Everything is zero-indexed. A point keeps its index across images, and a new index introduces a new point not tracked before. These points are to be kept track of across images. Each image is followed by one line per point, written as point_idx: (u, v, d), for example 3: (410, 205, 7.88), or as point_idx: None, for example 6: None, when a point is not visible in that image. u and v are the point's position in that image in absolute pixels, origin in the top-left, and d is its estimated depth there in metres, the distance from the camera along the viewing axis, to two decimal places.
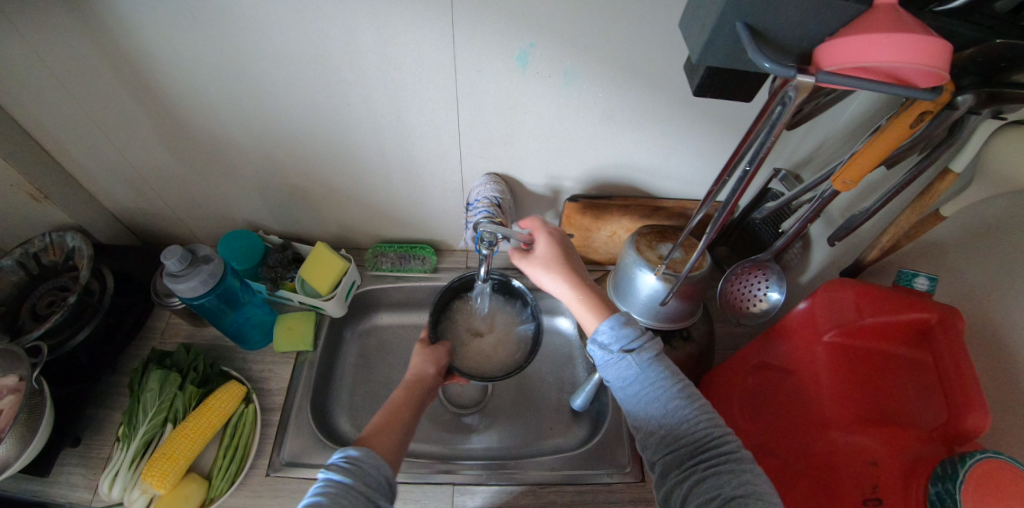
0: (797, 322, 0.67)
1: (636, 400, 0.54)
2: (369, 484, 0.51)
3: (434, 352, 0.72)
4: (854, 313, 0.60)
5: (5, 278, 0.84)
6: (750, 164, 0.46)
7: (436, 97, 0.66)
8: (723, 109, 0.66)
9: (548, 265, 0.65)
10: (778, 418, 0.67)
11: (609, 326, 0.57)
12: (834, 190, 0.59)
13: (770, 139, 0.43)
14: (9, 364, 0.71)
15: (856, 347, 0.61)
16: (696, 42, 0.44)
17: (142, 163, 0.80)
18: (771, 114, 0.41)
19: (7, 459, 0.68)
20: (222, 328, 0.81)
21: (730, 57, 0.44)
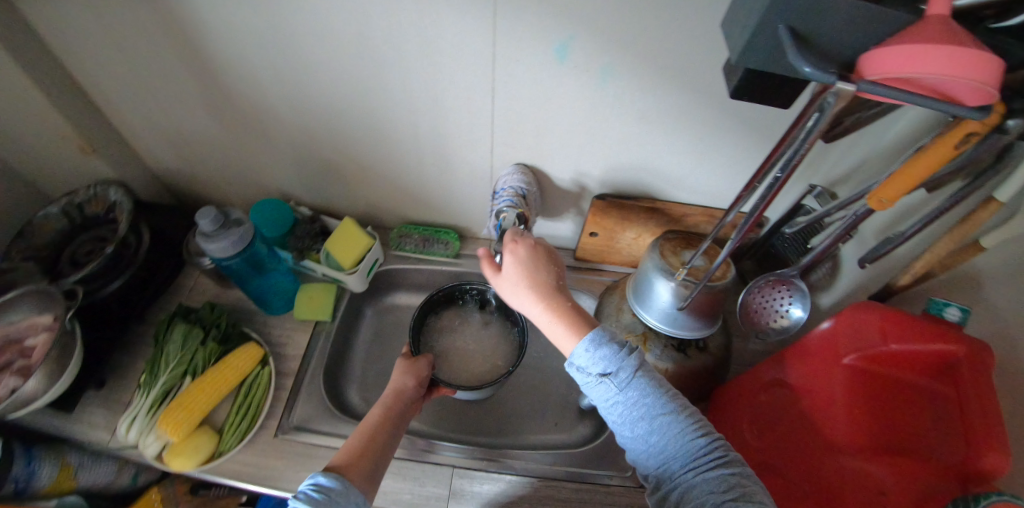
0: (817, 341, 0.65)
1: (620, 421, 0.54)
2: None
3: (415, 366, 0.72)
4: (878, 339, 0.58)
5: (50, 224, 0.88)
6: (781, 172, 0.45)
7: (472, 83, 0.67)
8: (761, 119, 0.65)
9: (523, 282, 0.60)
10: (785, 437, 0.66)
11: (587, 348, 0.55)
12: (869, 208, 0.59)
13: (804, 147, 0.42)
14: (48, 304, 0.75)
15: (876, 374, 0.59)
16: (737, 43, 0.44)
17: (186, 126, 0.83)
18: (806, 122, 0.41)
19: (36, 392, 0.72)
20: (249, 291, 0.84)
21: (771, 61, 0.43)
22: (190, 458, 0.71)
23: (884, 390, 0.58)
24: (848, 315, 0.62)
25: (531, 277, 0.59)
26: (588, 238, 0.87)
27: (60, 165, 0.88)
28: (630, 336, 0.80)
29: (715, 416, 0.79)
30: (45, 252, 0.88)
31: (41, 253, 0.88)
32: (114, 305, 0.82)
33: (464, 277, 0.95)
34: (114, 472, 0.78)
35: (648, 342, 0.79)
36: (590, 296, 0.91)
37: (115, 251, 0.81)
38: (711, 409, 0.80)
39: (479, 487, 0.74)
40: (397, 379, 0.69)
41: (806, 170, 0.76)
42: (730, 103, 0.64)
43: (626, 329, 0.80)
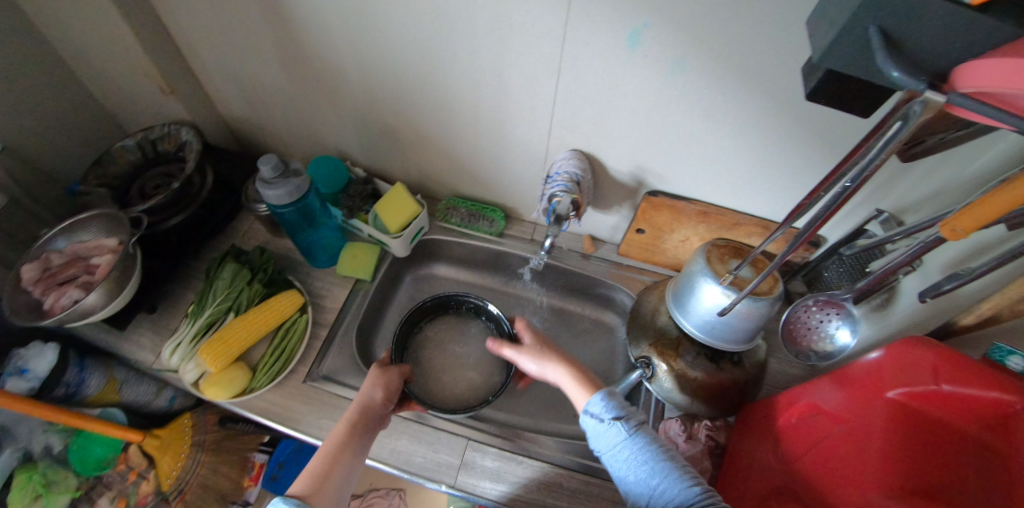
0: (861, 372, 0.61)
1: (627, 467, 0.56)
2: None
3: (383, 378, 0.72)
4: (929, 376, 0.53)
5: (125, 156, 0.93)
6: (850, 182, 0.43)
7: (539, 62, 0.67)
8: (835, 132, 0.62)
9: (539, 355, 0.70)
10: (808, 466, 0.60)
11: (602, 399, 0.61)
12: (940, 236, 0.55)
13: (879, 159, 0.40)
14: (116, 228, 0.80)
15: (923, 412, 0.54)
16: (825, 40, 0.42)
17: (258, 77, 0.86)
18: (885, 131, 0.38)
19: (94, 306, 0.76)
20: (297, 241, 0.87)
21: (858, 64, 0.42)
22: (222, 389, 0.74)
23: (926, 433, 0.52)
24: (899, 350, 0.58)
25: (544, 352, 0.70)
26: (635, 234, 0.87)
27: (142, 102, 0.94)
28: (664, 340, 0.79)
29: (742, 438, 0.75)
30: (117, 181, 0.93)
31: (113, 183, 0.93)
32: (173, 239, 0.87)
33: (505, 256, 0.96)
34: (153, 392, 0.88)
35: (681, 348, 0.78)
36: (627, 293, 0.90)
37: (181, 186, 0.85)
38: (739, 430, 0.76)
39: (490, 462, 0.75)
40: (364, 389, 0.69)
41: (877, 192, 0.72)
42: (804, 111, 0.61)
43: (660, 332, 0.80)
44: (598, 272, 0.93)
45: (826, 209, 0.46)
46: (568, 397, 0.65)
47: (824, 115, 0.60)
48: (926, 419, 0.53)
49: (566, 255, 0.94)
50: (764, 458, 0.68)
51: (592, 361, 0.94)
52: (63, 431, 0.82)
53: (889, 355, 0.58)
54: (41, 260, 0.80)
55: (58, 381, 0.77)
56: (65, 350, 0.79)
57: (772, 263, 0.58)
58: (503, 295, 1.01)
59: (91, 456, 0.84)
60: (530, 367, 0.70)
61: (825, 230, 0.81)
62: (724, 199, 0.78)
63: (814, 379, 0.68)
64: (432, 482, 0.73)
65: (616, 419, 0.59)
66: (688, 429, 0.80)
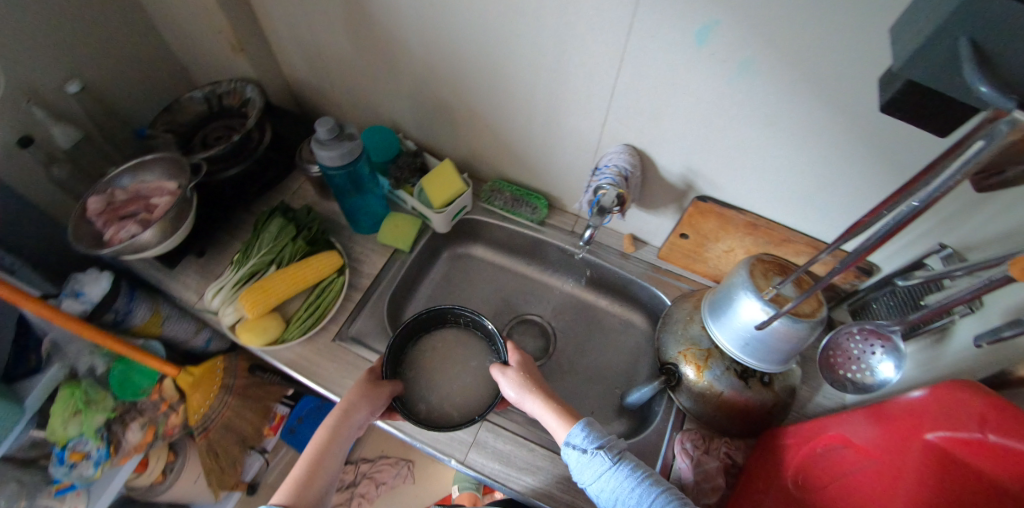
0: (902, 412, 0.55)
1: (614, 494, 0.57)
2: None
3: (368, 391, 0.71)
4: (975, 425, 0.46)
5: (192, 107, 0.96)
6: (919, 200, 0.40)
7: (601, 51, 0.67)
8: (907, 156, 0.58)
9: (521, 385, 0.70)
10: (826, 498, 0.57)
11: (582, 430, 0.62)
12: (1007, 275, 0.48)
13: (947, 184, 0.38)
14: (176, 173, 0.84)
15: (962, 462, 0.47)
16: (908, 49, 0.40)
17: (324, 42, 0.88)
18: (964, 151, 0.36)
19: (149, 243, 0.79)
20: (343, 205, 0.90)
21: (941, 79, 0.39)
22: (256, 336, 0.78)
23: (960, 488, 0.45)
24: (948, 394, 0.51)
25: (527, 380, 0.70)
26: (678, 239, 0.85)
27: (213, 56, 0.98)
28: (694, 349, 0.76)
29: (763, 458, 0.70)
30: (183, 129, 0.96)
31: (178, 129, 0.95)
32: (228, 189, 0.90)
33: (543, 245, 0.96)
34: (191, 331, 0.93)
35: (711, 360, 0.75)
36: (662, 297, 0.89)
37: (241, 139, 0.88)
38: (761, 448, 0.73)
39: (501, 444, 0.74)
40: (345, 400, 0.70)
41: (941, 225, 0.67)
42: (875, 128, 0.58)
43: (691, 341, 0.77)
44: (634, 272, 0.91)
45: (883, 233, 0.44)
46: (547, 429, 0.67)
47: (897, 134, 0.57)
48: (965, 474, 0.46)
49: (603, 250, 0.94)
50: (782, 486, 0.63)
51: (616, 362, 0.93)
52: (107, 355, 0.87)
53: (936, 398, 0.52)
54: (106, 195, 0.83)
55: (108, 308, 0.81)
56: (119, 279, 0.83)
57: (816, 285, 0.56)
58: (535, 282, 1.02)
59: (130, 383, 0.89)
60: (510, 393, 0.71)
61: (880, 259, 0.77)
62: (776, 212, 0.75)
63: (854, 412, 0.61)
64: (443, 456, 0.74)
65: (597, 448, 0.60)
66: (706, 443, 0.76)
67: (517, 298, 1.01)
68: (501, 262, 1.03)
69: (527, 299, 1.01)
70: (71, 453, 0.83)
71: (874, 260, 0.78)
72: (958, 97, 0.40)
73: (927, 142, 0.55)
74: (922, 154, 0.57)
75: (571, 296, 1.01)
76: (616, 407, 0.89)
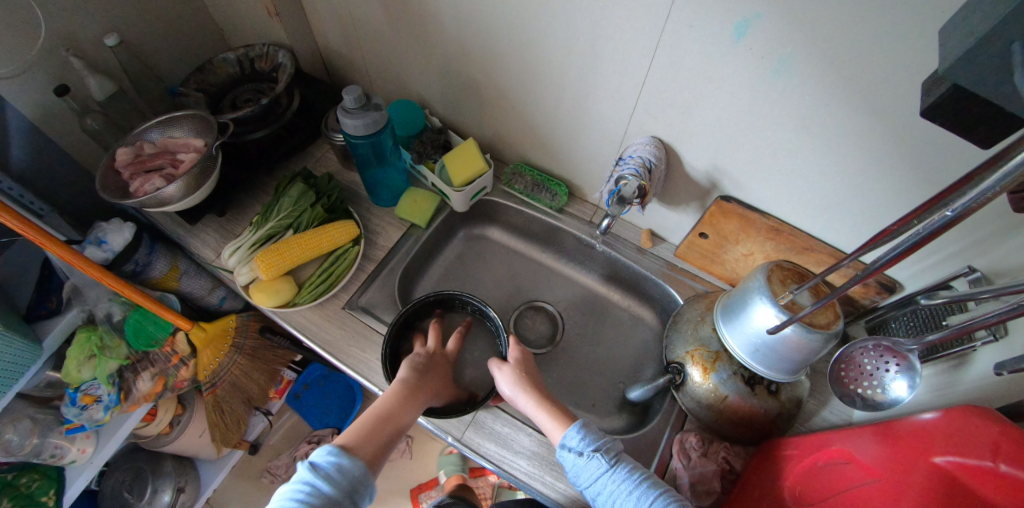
0: (911, 431, 0.51)
1: (610, 499, 0.58)
2: (349, 485, 0.56)
3: (429, 362, 0.72)
4: (984, 453, 0.43)
5: (224, 68, 0.96)
6: (953, 210, 0.38)
7: (636, 39, 0.65)
8: (944, 168, 0.56)
9: (517, 381, 0.69)
10: None
11: (578, 432, 0.62)
12: None
13: (986, 196, 0.36)
14: (203, 130, 0.85)
15: (967, 489, 0.43)
16: (954, 54, 0.38)
17: (358, 12, 0.88)
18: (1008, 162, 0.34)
19: (171, 197, 0.80)
20: (364, 176, 0.90)
21: (988, 88, 0.37)
22: (269, 297, 0.79)
23: None
24: (961, 417, 0.48)
25: (524, 379, 0.70)
26: (697, 238, 0.84)
27: (248, 20, 0.99)
28: (702, 351, 0.75)
29: (759, 464, 0.68)
30: (214, 89, 0.95)
31: (210, 89, 0.95)
32: (252, 151, 0.91)
33: (560, 233, 0.96)
34: (206, 288, 0.95)
35: (718, 363, 0.73)
36: (675, 296, 0.88)
37: (270, 103, 0.88)
38: (759, 454, 0.70)
39: (499, 426, 0.75)
40: (409, 361, 0.70)
41: (973, 248, 0.64)
42: (913, 138, 0.55)
43: (699, 342, 0.76)
44: (649, 269, 0.91)
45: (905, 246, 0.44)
46: (542, 429, 0.66)
47: (936, 146, 0.54)
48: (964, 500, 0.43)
49: (620, 243, 0.93)
50: (772, 495, 0.61)
51: (622, 356, 0.93)
52: (125, 303, 0.89)
53: (948, 420, 0.48)
54: (134, 147, 0.84)
55: (129, 259, 0.82)
56: (140, 231, 0.84)
57: (834, 293, 0.55)
58: (548, 270, 1.02)
59: (143, 331, 0.90)
60: (505, 389, 0.70)
61: (905, 277, 0.74)
62: (801, 219, 0.73)
63: (861, 427, 0.59)
64: (440, 432, 0.74)
65: (594, 452, 0.61)
66: (705, 446, 0.74)
67: (528, 283, 1.01)
68: (515, 247, 1.03)
69: (538, 285, 1.01)
70: (83, 395, 0.85)
71: (897, 277, 0.76)
72: (1001, 108, 0.38)
73: (969, 155, 0.53)
74: (962, 169, 0.55)
75: (583, 287, 1.00)
76: (619, 401, 0.88)
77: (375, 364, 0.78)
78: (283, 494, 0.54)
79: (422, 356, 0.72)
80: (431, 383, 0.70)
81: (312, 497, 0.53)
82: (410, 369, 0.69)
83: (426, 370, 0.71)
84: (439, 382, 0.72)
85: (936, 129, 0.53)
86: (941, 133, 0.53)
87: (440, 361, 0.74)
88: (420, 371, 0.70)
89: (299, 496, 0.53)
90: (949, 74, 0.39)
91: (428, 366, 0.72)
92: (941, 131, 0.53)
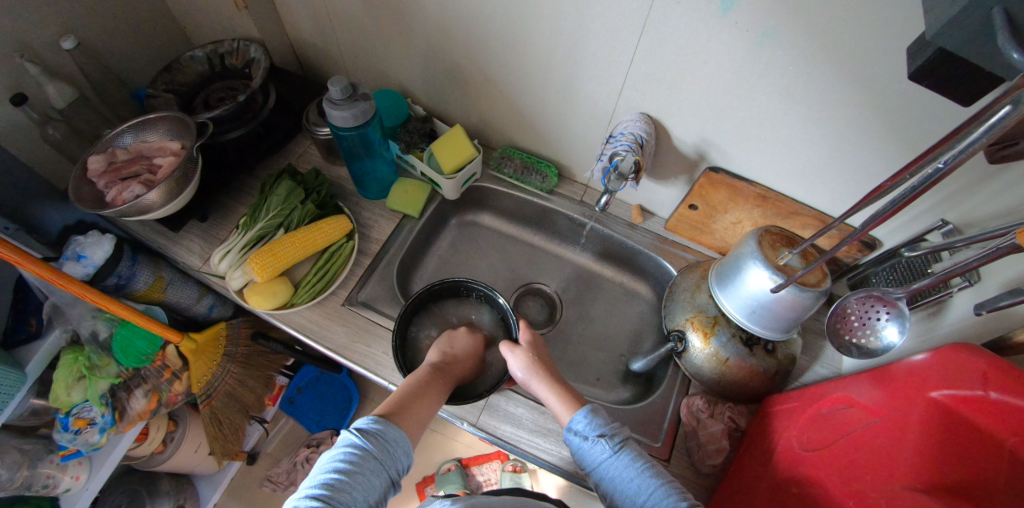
0: (903, 373, 0.54)
1: (608, 484, 0.59)
2: (391, 454, 0.56)
3: (461, 345, 0.75)
4: (976, 383, 0.47)
5: (193, 67, 0.91)
6: (943, 163, 0.41)
7: (624, 17, 0.66)
8: (922, 127, 0.59)
9: (530, 366, 0.70)
10: (820, 455, 0.57)
11: (585, 416, 0.63)
12: (1016, 244, 0.47)
13: (973, 147, 0.38)
14: (180, 132, 0.81)
15: (962, 417, 0.47)
16: (941, 18, 0.40)
17: (332, 2, 0.85)
18: (990, 116, 0.37)
19: (152, 205, 0.77)
20: (352, 169, 0.89)
21: (969, 50, 0.40)
22: (266, 299, 0.78)
23: (962, 444, 0.46)
24: (950, 353, 0.51)
25: (536, 362, 0.70)
26: (687, 210, 0.86)
27: (215, 15, 0.95)
28: (700, 317, 0.78)
29: (760, 421, 0.71)
30: (184, 89, 0.91)
31: (180, 89, 0.91)
32: (231, 152, 0.88)
33: (551, 215, 0.97)
34: (194, 297, 0.92)
35: (717, 327, 0.76)
36: (668, 267, 0.90)
37: (247, 100, 0.85)
38: (759, 410, 0.74)
39: (512, 407, 0.76)
40: (439, 346, 0.73)
41: (946, 202, 0.68)
42: (892, 100, 0.59)
43: (697, 309, 0.79)
44: (642, 243, 0.93)
45: (899, 199, 0.46)
46: (551, 411, 0.67)
47: (916, 105, 0.57)
48: (965, 427, 0.46)
49: (611, 220, 0.95)
50: (779, 447, 0.64)
51: (620, 330, 0.95)
52: (111, 320, 0.84)
53: (938, 359, 0.52)
54: (107, 154, 0.80)
55: (111, 272, 0.78)
56: (121, 243, 0.80)
57: (823, 256, 0.58)
58: (542, 253, 1.03)
59: (132, 348, 0.86)
60: (518, 373, 0.71)
61: (882, 234, 0.79)
62: (785, 185, 0.76)
63: (853, 376, 0.62)
64: (456, 419, 0.75)
65: (599, 436, 0.61)
66: (711, 407, 0.77)
67: (523, 267, 1.02)
68: (507, 232, 1.04)
69: (534, 268, 1.02)
70: (76, 419, 0.81)
71: (878, 234, 0.79)
72: (982, 68, 0.41)
73: (944, 112, 0.56)
74: (938, 126, 0.58)
75: (577, 266, 1.02)
76: (622, 374, 0.91)
77: (383, 358, 0.78)
78: (327, 455, 0.54)
79: (450, 339, 0.75)
80: (462, 362, 0.73)
81: (357, 459, 0.53)
82: (440, 351, 0.72)
83: (458, 353, 0.73)
84: (470, 366, 0.74)
85: (914, 89, 0.56)
86: (919, 92, 0.56)
87: (472, 346, 0.76)
88: (451, 354, 0.73)
89: (343, 458, 0.53)
90: (935, 38, 0.41)
91: (459, 347, 0.74)
92: (918, 92, 0.56)
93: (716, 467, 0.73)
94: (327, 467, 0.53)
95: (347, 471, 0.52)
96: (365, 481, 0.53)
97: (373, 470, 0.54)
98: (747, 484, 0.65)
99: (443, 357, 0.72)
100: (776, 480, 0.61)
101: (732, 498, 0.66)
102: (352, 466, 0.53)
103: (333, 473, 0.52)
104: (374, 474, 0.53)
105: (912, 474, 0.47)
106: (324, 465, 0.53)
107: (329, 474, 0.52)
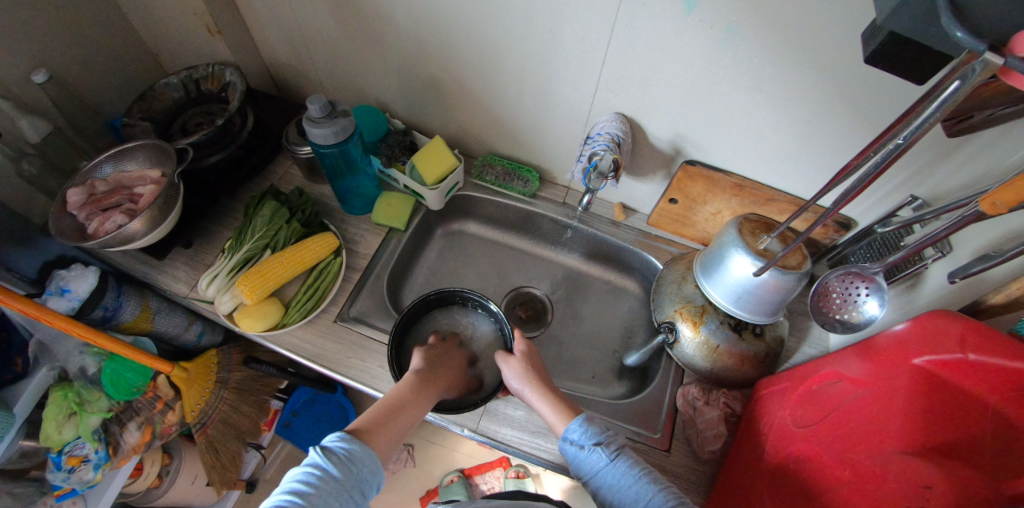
0: (885, 343, 0.56)
1: (608, 491, 0.59)
2: (354, 474, 0.55)
3: (440, 349, 0.74)
4: (953, 346, 0.49)
5: (168, 93, 0.91)
6: (902, 139, 0.43)
7: (593, 22, 0.68)
8: (882, 107, 0.62)
9: (524, 375, 0.70)
10: (813, 433, 0.58)
11: (580, 425, 0.63)
12: (981, 211, 0.49)
13: (929, 121, 0.40)
14: (160, 159, 0.81)
15: (945, 381, 0.49)
16: (889, 5, 0.42)
17: (306, 23, 0.86)
18: (941, 92, 0.39)
19: (135, 234, 0.76)
20: (335, 186, 0.90)
21: (920, 30, 0.41)
22: (257, 321, 0.77)
23: (946, 407, 0.48)
24: (928, 322, 0.53)
25: (530, 371, 0.70)
26: (668, 204, 0.88)
27: (188, 42, 0.95)
28: (689, 307, 0.79)
29: (755, 406, 0.72)
30: (161, 116, 0.91)
31: (156, 116, 0.91)
32: (212, 177, 0.87)
33: (535, 218, 0.99)
34: (182, 325, 0.92)
35: (706, 315, 0.78)
36: (653, 261, 0.92)
37: (224, 124, 0.85)
38: (753, 396, 0.75)
39: (511, 410, 0.77)
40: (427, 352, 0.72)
41: (913, 178, 0.71)
42: (854, 84, 0.61)
43: (685, 299, 0.80)
44: (626, 240, 0.95)
45: (867, 175, 0.47)
46: (545, 421, 0.67)
47: (875, 88, 0.60)
48: (949, 389, 0.48)
49: (595, 219, 0.97)
50: (775, 429, 0.65)
51: (611, 328, 0.96)
52: (98, 355, 0.83)
53: (914, 326, 0.54)
54: (85, 187, 0.79)
55: (97, 305, 0.77)
56: (105, 275, 0.80)
57: (799, 236, 0.59)
58: (529, 257, 1.04)
59: (123, 382, 0.85)
60: (513, 384, 0.71)
61: (855, 213, 0.81)
62: (760, 173, 0.79)
63: (837, 352, 0.64)
64: (455, 426, 0.75)
65: (595, 445, 0.61)
66: (706, 395, 0.78)
67: (512, 271, 1.03)
68: (493, 237, 1.05)
69: (522, 272, 1.03)
70: (68, 457, 0.81)
71: (852, 214, 0.81)
72: (930, 47, 0.43)
73: (902, 92, 0.59)
74: (899, 105, 0.61)
75: (564, 267, 1.03)
76: (616, 370, 0.92)
77: (379, 371, 0.78)
78: (289, 475, 0.54)
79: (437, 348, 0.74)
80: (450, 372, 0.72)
81: (316, 481, 0.53)
82: (426, 359, 0.71)
83: (440, 356, 0.73)
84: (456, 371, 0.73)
85: (872, 72, 0.59)
86: (877, 74, 0.59)
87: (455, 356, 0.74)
88: (436, 362, 0.71)
89: (303, 478, 0.53)
90: (886, 23, 0.43)
91: (444, 357, 0.73)
92: (877, 75, 0.59)
93: (715, 453, 0.74)
94: (286, 487, 0.52)
95: (305, 493, 0.51)
96: (323, 503, 0.52)
97: (333, 492, 0.53)
98: (746, 470, 0.66)
99: (430, 364, 0.71)
100: (771, 463, 0.62)
101: (734, 483, 0.67)
102: (310, 488, 0.52)
103: (289, 494, 0.51)
104: (333, 496, 0.52)
105: (900, 439, 0.49)
106: (284, 486, 0.52)
107: (286, 495, 0.51)
